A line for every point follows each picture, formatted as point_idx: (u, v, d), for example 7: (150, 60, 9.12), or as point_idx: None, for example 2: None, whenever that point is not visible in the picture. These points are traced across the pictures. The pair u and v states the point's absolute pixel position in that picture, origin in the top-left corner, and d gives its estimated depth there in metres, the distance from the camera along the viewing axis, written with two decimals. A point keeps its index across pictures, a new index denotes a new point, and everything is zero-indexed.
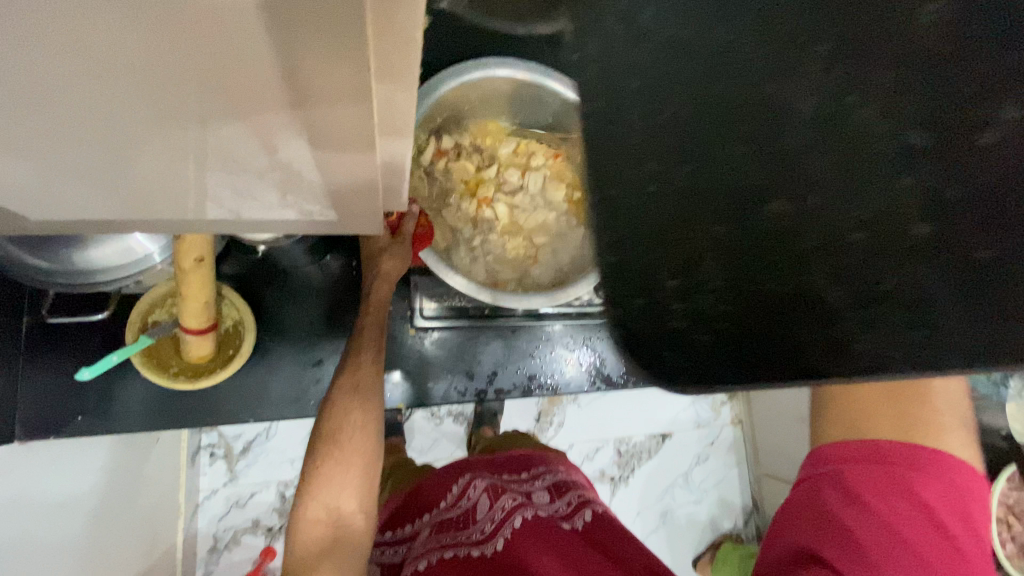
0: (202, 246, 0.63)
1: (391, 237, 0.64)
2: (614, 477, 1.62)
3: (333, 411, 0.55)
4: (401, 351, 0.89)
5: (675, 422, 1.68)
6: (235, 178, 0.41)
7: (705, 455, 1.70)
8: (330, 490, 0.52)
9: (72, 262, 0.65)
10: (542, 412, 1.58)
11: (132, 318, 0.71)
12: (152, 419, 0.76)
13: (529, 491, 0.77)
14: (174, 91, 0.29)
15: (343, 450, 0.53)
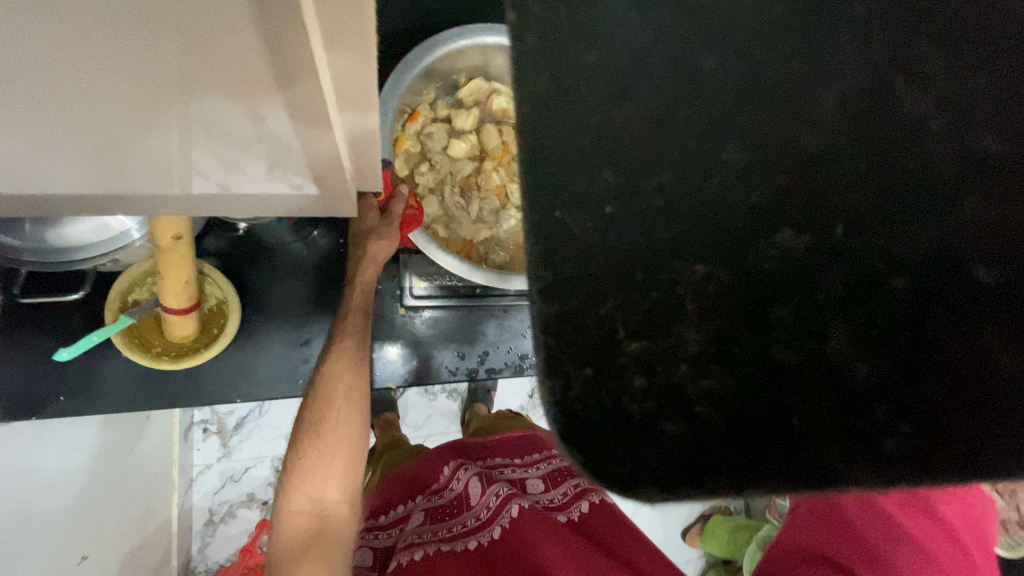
0: (180, 223, 0.61)
1: (378, 217, 0.62)
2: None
3: (317, 400, 0.54)
4: (391, 331, 0.88)
5: None
6: (218, 154, 0.39)
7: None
8: (314, 480, 0.51)
9: (48, 240, 0.63)
10: (536, 388, 1.58)
11: (111, 297, 0.69)
12: (139, 398, 0.75)
13: (524, 477, 0.74)
14: (143, 53, 0.26)
15: (327, 440, 0.52)
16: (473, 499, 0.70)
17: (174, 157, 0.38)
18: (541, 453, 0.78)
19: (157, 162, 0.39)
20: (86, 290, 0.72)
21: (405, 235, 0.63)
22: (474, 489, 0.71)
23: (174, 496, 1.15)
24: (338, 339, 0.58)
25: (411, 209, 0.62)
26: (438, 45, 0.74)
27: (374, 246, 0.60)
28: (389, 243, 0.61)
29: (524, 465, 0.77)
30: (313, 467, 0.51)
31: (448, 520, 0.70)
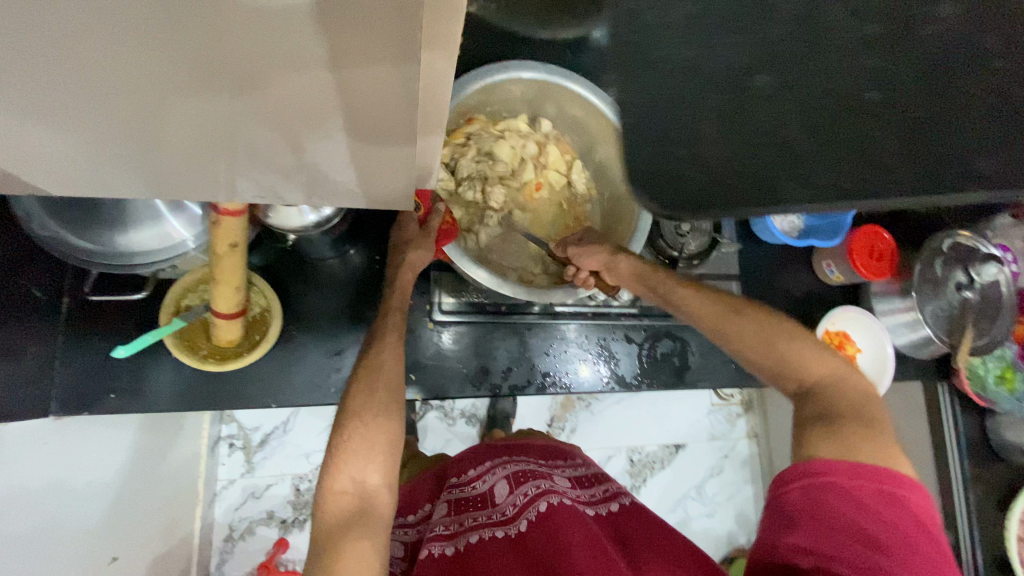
0: (237, 232, 0.66)
1: (418, 229, 0.66)
2: (627, 486, 1.62)
3: (357, 391, 0.55)
4: (419, 345, 0.91)
5: (689, 433, 1.69)
6: (266, 176, 0.45)
7: (719, 469, 1.70)
8: (357, 462, 0.50)
9: (113, 244, 0.69)
10: (555, 416, 1.59)
11: (166, 302, 0.75)
12: (181, 400, 0.79)
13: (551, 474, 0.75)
14: (216, 82, 0.31)
15: (368, 425, 0.52)
16: (498, 497, 0.71)
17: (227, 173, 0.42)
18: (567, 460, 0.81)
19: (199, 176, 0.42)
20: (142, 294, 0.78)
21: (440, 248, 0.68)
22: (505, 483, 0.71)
23: (198, 508, 1.17)
24: (373, 340, 0.61)
25: (448, 224, 0.66)
26: (475, 80, 0.79)
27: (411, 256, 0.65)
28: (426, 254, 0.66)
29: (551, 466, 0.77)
30: (355, 450, 0.51)
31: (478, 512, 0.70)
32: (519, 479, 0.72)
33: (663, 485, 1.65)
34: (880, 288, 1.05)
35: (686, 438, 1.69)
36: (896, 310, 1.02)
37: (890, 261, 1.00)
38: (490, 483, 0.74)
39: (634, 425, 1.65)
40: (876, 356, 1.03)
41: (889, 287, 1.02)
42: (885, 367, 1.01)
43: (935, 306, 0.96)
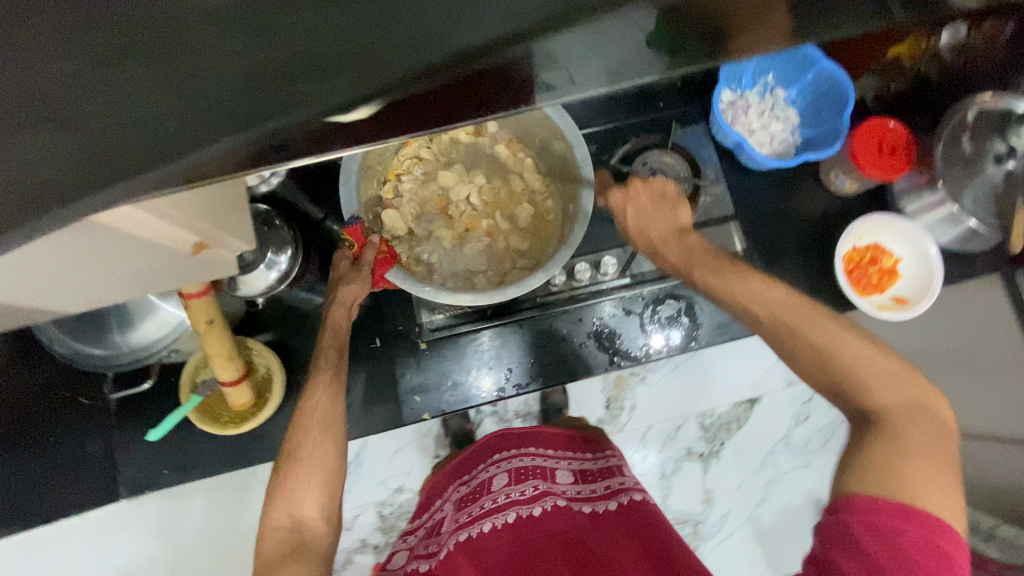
0: (209, 310, 0.72)
1: (351, 266, 0.71)
2: (704, 454, 1.29)
3: (296, 431, 0.62)
4: (418, 365, 0.96)
5: (765, 381, 1.27)
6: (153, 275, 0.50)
7: (807, 414, 1.31)
8: (294, 499, 0.57)
9: (126, 343, 0.78)
10: (611, 399, 1.26)
11: (183, 381, 0.83)
12: (223, 464, 0.87)
13: (554, 468, 0.73)
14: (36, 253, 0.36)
15: (303, 463, 0.59)
16: (495, 486, 0.70)
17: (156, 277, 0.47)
18: (573, 453, 0.77)
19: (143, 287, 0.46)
20: (151, 381, 0.84)
21: (378, 276, 0.72)
22: (501, 478, 0.71)
23: None
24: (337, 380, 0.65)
25: (381, 254, 0.70)
26: None
27: (351, 293, 0.69)
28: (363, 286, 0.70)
29: (556, 459, 0.75)
30: (293, 487, 0.58)
31: (474, 503, 0.70)
32: (520, 478, 0.70)
33: (745, 449, 1.31)
34: (905, 184, 0.92)
35: (762, 389, 1.27)
36: (928, 204, 0.89)
37: (904, 154, 0.88)
38: (493, 474, 0.73)
39: (700, 385, 1.26)
40: (918, 261, 0.90)
41: (916, 180, 0.89)
42: (931, 271, 0.88)
43: (973, 188, 0.82)
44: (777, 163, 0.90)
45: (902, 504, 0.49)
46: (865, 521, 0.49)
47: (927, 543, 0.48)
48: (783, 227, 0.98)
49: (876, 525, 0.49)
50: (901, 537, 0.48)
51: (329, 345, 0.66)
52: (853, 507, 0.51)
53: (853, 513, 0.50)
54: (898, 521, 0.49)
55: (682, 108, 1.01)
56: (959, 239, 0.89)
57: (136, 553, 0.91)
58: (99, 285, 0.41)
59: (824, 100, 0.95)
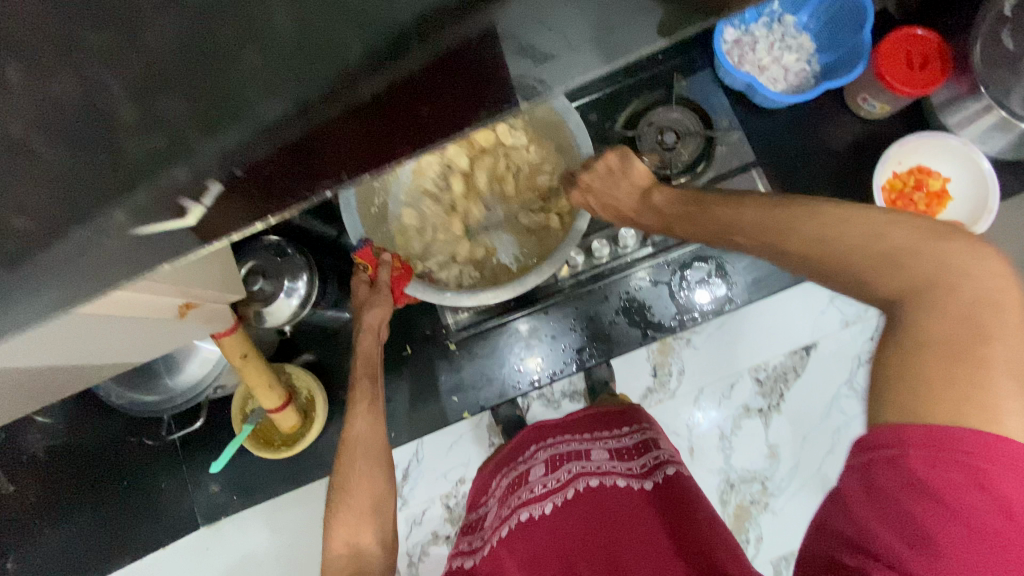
0: (242, 344, 0.74)
1: (370, 289, 0.69)
2: (762, 410, 1.17)
3: (342, 461, 0.62)
4: (453, 364, 0.97)
5: (819, 327, 1.16)
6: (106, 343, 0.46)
7: (871, 353, 1.16)
8: (350, 529, 0.58)
9: (173, 387, 0.83)
10: (657, 366, 1.20)
11: (234, 412, 0.87)
12: (287, 482, 0.92)
13: (588, 450, 0.72)
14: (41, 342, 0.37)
15: (354, 493, 0.59)
16: (532, 477, 0.72)
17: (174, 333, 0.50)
18: (605, 431, 0.76)
19: (152, 344, 0.50)
20: (204, 418, 0.88)
21: (399, 294, 0.70)
22: (537, 468, 0.72)
23: None
24: (371, 399, 0.65)
25: (398, 271, 0.69)
26: None
27: (373, 315, 0.68)
28: (385, 309, 0.68)
29: (590, 440, 0.74)
30: (347, 517, 0.58)
31: (514, 494, 0.72)
32: (556, 465, 0.71)
33: (809, 398, 1.17)
34: (942, 97, 0.83)
35: (817, 334, 1.16)
36: (970, 115, 0.80)
37: (937, 64, 0.79)
38: (531, 464, 0.74)
39: (747, 339, 1.18)
40: (969, 178, 0.82)
41: (955, 91, 0.80)
42: (987, 188, 0.80)
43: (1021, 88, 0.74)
44: (795, 98, 0.84)
45: (960, 432, 0.37)
46: (910, 455, 0.38)
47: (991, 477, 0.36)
48: (810, 166, 0.91)
49: (934, 463, 0.37)
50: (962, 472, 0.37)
51: (358, 371, 0.66)
52: (878, 442, 0.40)
53: (899, 446, 0.38)
54: (943, 451, 0.37)
55: (680, 57, 0.95)
56: (1012, 147, 0.80)
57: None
58: (112, 349, 0.46)
59: (839, 19, 0.87)
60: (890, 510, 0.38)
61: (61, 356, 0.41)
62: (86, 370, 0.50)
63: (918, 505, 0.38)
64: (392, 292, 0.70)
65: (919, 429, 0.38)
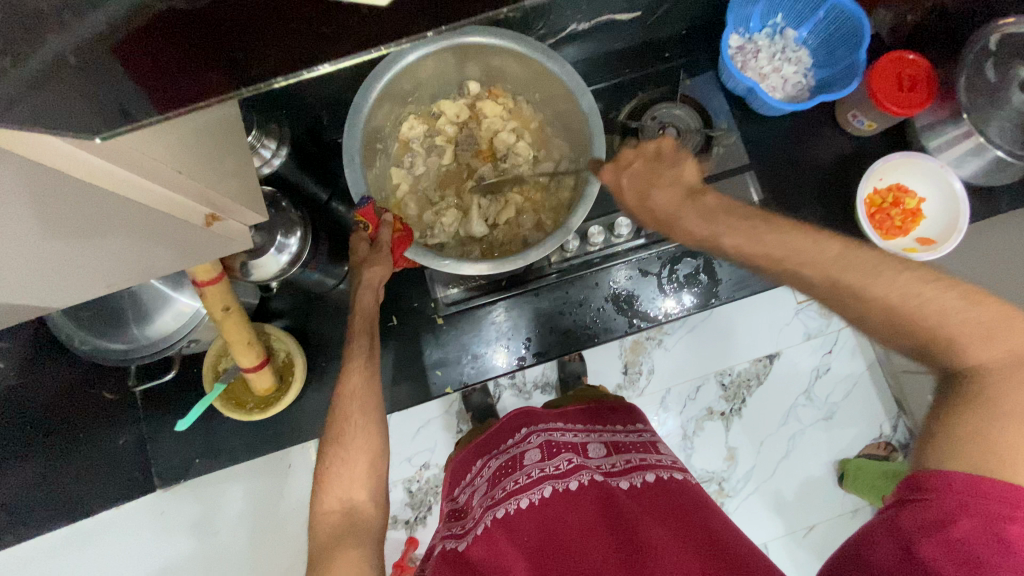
0: (225, 296, 0.70)
1: (370, 248, 0.68)
2: (726, 413, 1.21)
3: (336, 417, 0.61)
4: (437, 338, 0.96)
5: (784, 336, 1.21)
6: (108, 275, 0.43)
7: (828, 366, 1.21)
8: (343, 483, 0.57)
9: (143, 337, 0.78)
10: (628, 363, 1.22)
11: (205, 370, 0.83)
12: (256, 447, 0.89)
13: (585, 442, 0.72)
14: (60, 226, 0.35)
15: (349, 447, 0.59)
16: (527, 461, 0.71)
17: (190, 257, 0.46)
18: (597, 425, 0.77)
19: (168, 267, 0.46)
20: (175, 372, 0.84)
21: (398, 256, 0.69)
22: (531, 453, 0.72)
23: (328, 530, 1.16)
24: (363, 358, 0.65)
25: (398, 233, 0.69)
26: (386, 68, 0.71)
27: (372, 274, 0.66)
28: (385, 273, 0.67)
29: (585, 432, 0.75)
30: (341, 471, 0.58)
31: (505, 478, 0.71)
32: (554, 453, 0.71)
33: (773, 404, 1.21)
34: (927, 120, 0.88)
35: (782, 343, 1.21)
36: (950, 140, 0.86)
37: (925, 87, 0.84)
38: (524, 449, 0.74)
39: (718, 343, 1.22)
40: (942, 200, 0.87)
41: (936, 115, 0.86)
42: (958, 209, 0.85)
43: (999, 118, 0.78)
44: (792, 106, 0.86)
45: (976, 480, 0.43)
46: (952, 497, 0.44)
47: (1021, 522, 0.42)
48: (798, 174, 0.96)
49: (973, 506, 0.43)
50: (994, 516, 0.43)
51: (354, 327, 0.65)
52: (927, 487, 0.46)
53: (942, 490, 0.45)
54: (985, 499, 0.43)
55: (686, 58, 0.98)
56: (982, 173, 0.86)
57: (171, 557, 0.88)
58: (134, 260, 0.42)
59: (838, 38, 0.90)
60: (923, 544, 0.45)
61: (70, 248, 0.37)
62: (63, 301, 0.44)
63: (955, 543, 0.44)
64: (391, 252, 0.69)
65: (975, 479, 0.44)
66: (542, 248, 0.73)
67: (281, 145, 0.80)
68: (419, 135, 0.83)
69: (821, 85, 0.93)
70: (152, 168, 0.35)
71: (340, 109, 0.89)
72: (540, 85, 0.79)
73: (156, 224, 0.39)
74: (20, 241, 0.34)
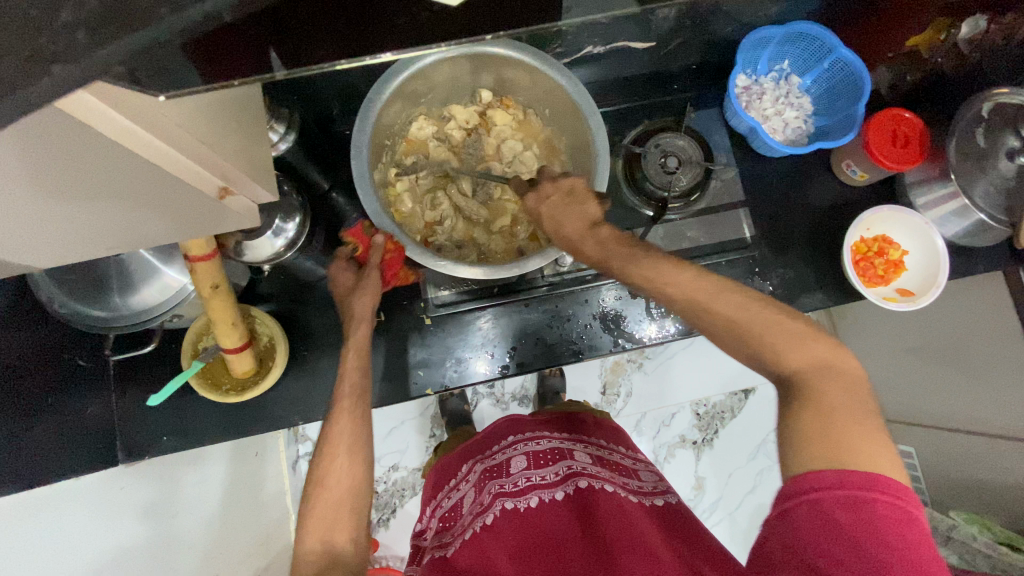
0: (214, 274, 0.69)
1: (361, 272, 0.75)
2: (697, 442, 1.22)
3: (322, 460, 0.61)
4: (423, 338, 0.96)
5: (761, 371, 1.24)
6: (103, 240, 0.43)
7: None
8: (324, 525, 0.57)
9: (125, 307, 0.77)
10: (607, 384, 1.23)
11: (185, 345, 0.82)
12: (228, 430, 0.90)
13: (571, 450, 0.74)
14: (75, 175, 0.34)
15: (335, 491, 0.59)
16: (514, 469, 0.72)
17: (190, 228, 0.46)
18: (583, 436, 0.79)
19: (165, 237, 0.46)
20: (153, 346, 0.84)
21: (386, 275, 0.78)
22: (518, 460, 0.73)
23: (292, 522, 1.15)
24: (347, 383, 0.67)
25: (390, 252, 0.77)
26: (401, 69, 0.72)
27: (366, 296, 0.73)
28: (373, 289, 0.74)
29: (571, 441, 0.76)
30: (323, 515, 0.58)
31: (492, 484, 0.72)
32: (540, 460, 0.72)
33: (744, 437, 1.23)
34: (915, 177, 0.92)
35: (758, 378, 1.23)
36: (939, 198, 0.89)
37: (917, 145, 0.87)
38: (511, 456, 0.75)
39: (696, 371, 1.24)
40: (925, 254, 0.90)
41: (927, 173, 0.90)
42: (938, 265, 0.88)
43: (985, 181, 0.82)
44: (790, 149, 0.88)
45: (845, 473, 0.44)
46: (834, 494, 0.44)
47: (895, 513, 0.44)
48: (790, 215, 0.98)
49: (849, 499, 0.44)
50: (876, 507, 0.43)
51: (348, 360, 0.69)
52: (812, 484, 0.45)
53: (823, 488, 0.45)
54: (859, 493, 0.44)
55: (695, 92, 1.01)
56: (966, 232, 0.89)
57: None
58: (127, 224, 0.42)
59: (838, 89, 0.93)
60: (815, 542, 0.44)
61: (80, 200, 0.37)
62: (60, 255, 0.43)
63: (840, 533, 0.43)
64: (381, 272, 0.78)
65: (830, 472, 0.45)
66: (541, 257, 0.74)
67: (289, 129, 0.80)
68: (426, 138, 0.84)
69: (819, 132, 0.96)
70: (177, 136, 0.35)
71: (351, 102, 0.89)
72: (552, 100, 0.80)
73: (170, 189, 0.39)
74: (33, 186, 0.33)
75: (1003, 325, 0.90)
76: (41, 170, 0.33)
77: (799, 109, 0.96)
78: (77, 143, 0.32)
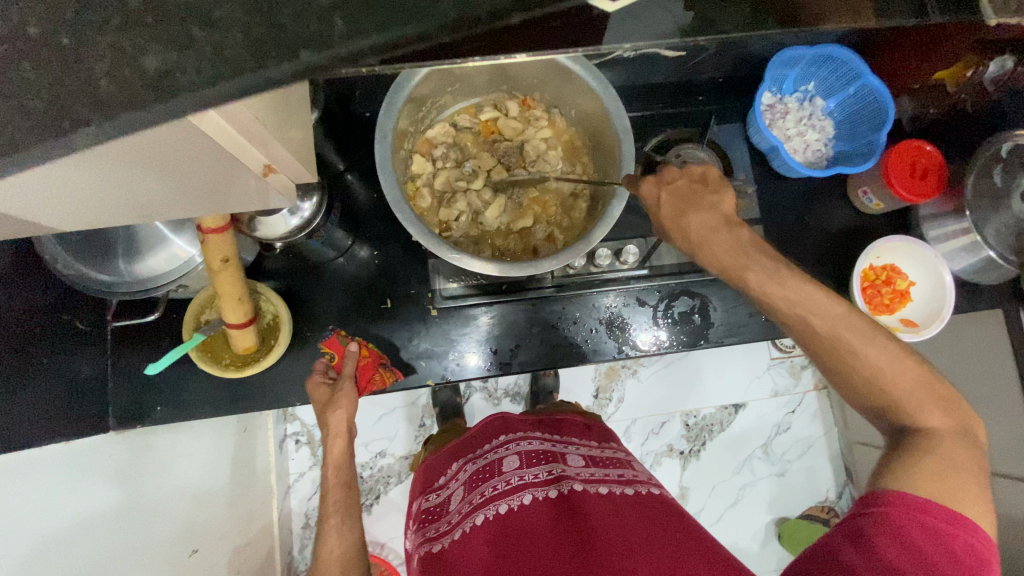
0: (227, 247, 0.68)
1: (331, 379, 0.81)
2: (684, 452, 1.23)
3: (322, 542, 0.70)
4: (427, 328, 0.95)
5: (753, 388, 1.24)
6: (130, 209, 0.42)
7: (789, 425, 1.25)
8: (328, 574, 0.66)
9: (129, 273, 0.76)
10: (600, 387, 1.24)
11: (186, 318, 0.81)
12: (225, 405, 0.90)
13: (565, 453, 0.74)
14: (142, 159, 0.34)
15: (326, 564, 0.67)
16: (505, 468, 0.71)
17: (218, 201, 0.46)
18: (576, 439, 0.79)
19: (203, 209, 0.46)
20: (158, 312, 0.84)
21: (360, 382, 0.84)
22: (509, 461, 0.72)
23: (274, 498, 1.15)
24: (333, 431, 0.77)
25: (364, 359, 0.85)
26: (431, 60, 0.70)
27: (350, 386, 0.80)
28: (346, 405, 0.79)
29: (566, 444, 0.76)
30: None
31: (481, 484, 0.71)
32: (532, 460, 0.71)
33: (731, 451, 1.24)
34: (930, 211, 0.93)
35: (749, 394, 1.24)
36: (950, 232, 0.90)
37: (934, 178, 0.88)
38: (502, 455, 0.74)
39: (689, 383, 1.24)
40: (931, 287, 0.91)
41: (940, 207, 0.91)
42: (944, 299, 0.89)
43: (997, 222, 0.83)
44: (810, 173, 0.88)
45: (925, 501, 0.49)
46: (915, 516, 0.49)
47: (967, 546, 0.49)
48: (800, 237, 0.99)
49: (925, 524, 0.49)
50: (948, 535, 0.48)
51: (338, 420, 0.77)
52: (885, 500, 0.51)
53: (898, 505, 0.50)
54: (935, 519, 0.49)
55: (718, 106, 1.01)
56: (974, 269, 0.90)
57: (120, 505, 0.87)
58: (161, 194, 0.41)
59: (861, 116, 0.94)
60: (879, 550, 0.49)
61: (132, 176, 0.37)
62: (87, 219, 0.42)
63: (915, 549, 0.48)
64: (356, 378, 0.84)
65: (905, 493, 0.50)
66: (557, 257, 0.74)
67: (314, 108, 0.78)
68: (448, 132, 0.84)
69: (838, 158, 0.96)
70: (236, 123, 0.35)
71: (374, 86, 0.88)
72: (580, 104, 0.80)
73: (222, 167, 0.39)
74: (102, 168, 0.33)
75: (997, 363, 0.91)
76: (119, 156, 0.33)
77: (820, 131, 0.97)
78: (162, 136, 0.32)
